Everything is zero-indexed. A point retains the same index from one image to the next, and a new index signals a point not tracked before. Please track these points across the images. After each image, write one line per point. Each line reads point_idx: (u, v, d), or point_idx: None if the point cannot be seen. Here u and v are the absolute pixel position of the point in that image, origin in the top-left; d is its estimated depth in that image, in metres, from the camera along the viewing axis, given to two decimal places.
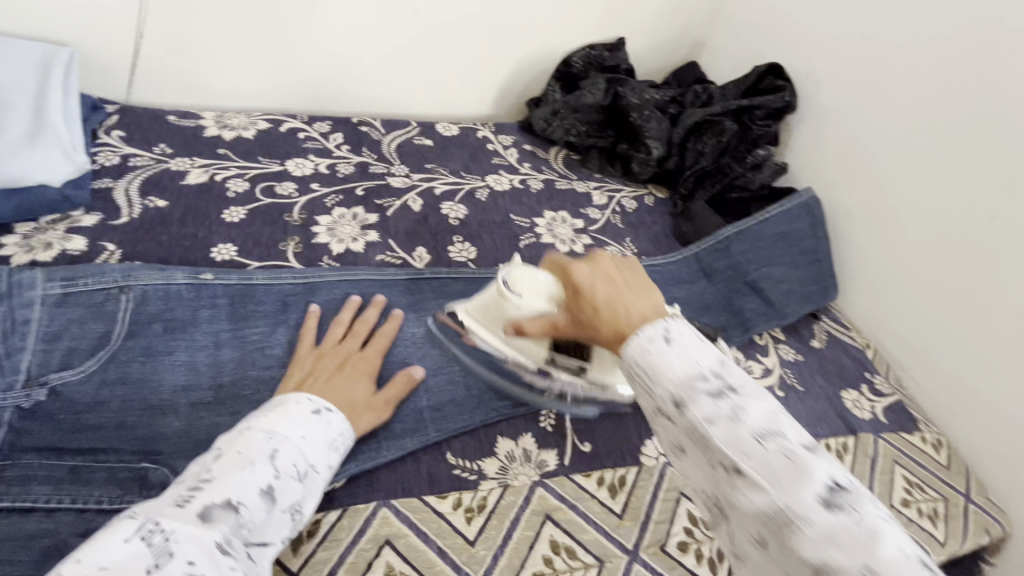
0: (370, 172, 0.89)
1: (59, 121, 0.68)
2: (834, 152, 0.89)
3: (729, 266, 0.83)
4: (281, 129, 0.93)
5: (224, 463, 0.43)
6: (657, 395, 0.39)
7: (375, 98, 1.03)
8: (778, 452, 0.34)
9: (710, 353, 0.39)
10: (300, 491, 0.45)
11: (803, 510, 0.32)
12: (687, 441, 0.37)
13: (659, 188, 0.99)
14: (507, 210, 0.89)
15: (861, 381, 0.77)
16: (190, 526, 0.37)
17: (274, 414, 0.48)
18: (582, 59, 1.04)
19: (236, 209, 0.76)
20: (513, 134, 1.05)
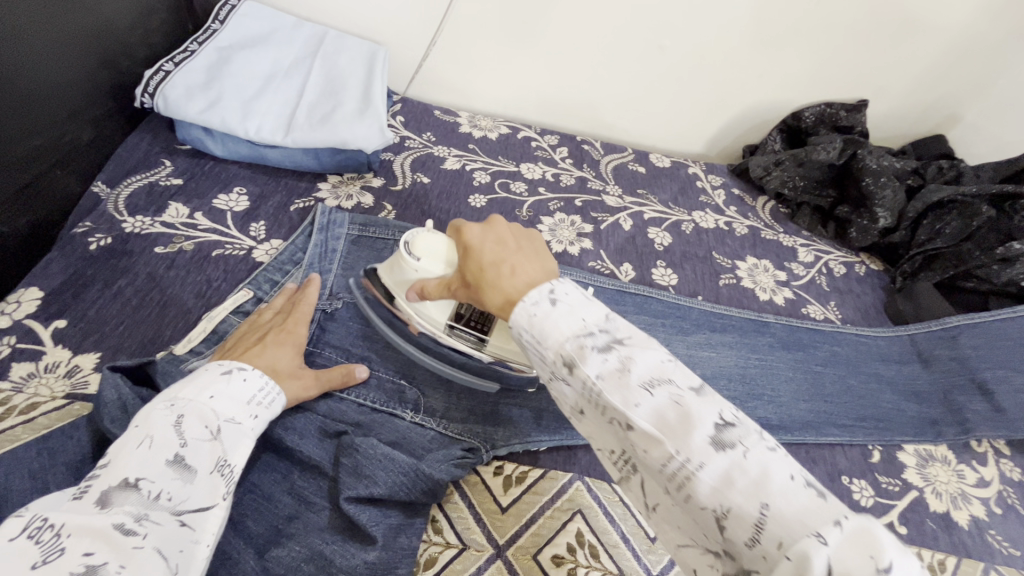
0: (588, 186, 0.98)
1: (374, 99, 0.85)
2: None
3: (953, 358, 0.77)
4: (518, 136, 1.06)
5: (116, 445, 0.40)
6: (549, 358, 0.43)
7: (599, 122, 1.12)
8: (665, 396, 0.37)
9: (599, 310, 0.44)
10: (220, 449, 0.44)
11: (692, 451, 0.35)
12: (529, 346, 0.44)
13: (874, 259, 0.94)
14: (711, 246, 0.91)
15: None
16: (83, 513, 0.35)
17: (175, 386, 0.47)
18: (815, 114, 1.03)
19: (480, 197, 0.89)
20: (723, 176, 1.07)
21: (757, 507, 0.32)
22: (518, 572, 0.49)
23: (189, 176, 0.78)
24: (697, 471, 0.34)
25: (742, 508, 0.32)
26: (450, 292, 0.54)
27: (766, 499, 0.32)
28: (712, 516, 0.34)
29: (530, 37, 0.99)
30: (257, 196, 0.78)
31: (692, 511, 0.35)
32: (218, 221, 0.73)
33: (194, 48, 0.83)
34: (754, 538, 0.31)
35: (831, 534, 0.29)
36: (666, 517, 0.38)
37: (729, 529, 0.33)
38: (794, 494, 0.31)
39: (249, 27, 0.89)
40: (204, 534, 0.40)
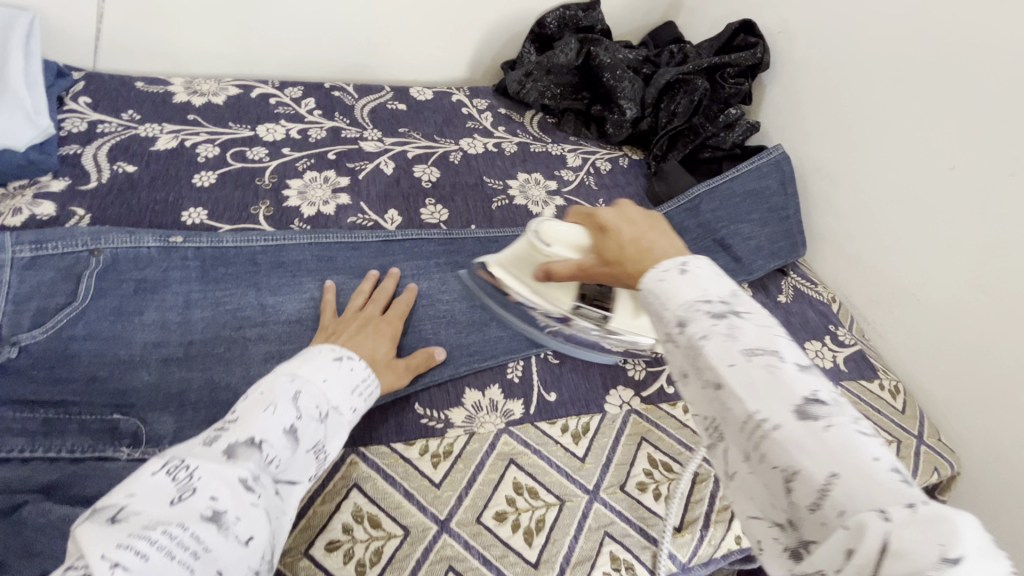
0: (342, 136, 0.89)
1: (18, 83, 0.69)
2: (808, 109, 0.89)
3: (700, 225, 0.85)
4: (252, 95, 0.92)
5: (248, 404, 0.42)
6: (665, 318, 0.39)
7: (347, 64, 1.02)
8: (763, 364, 0.34)
9: (723, 284, 0.39)
10: (320, 431, 0.45)
11: (772, 412, 0.33)
12: (648, 311, 0.41)
13: (634, 150, 1.00)
14: (481, 172, 0.89)
15: (824, 333, 0.79)
16: (215, 462, 0.37)
17: (296, 360, 0.49)
18: (556, 19, 1.03)
19: (207, 174, 0.76)
20: (487, 98, 1.04)
21: (827, 474, 0.30)
22: None
23: None
24: (772, 430, 0.33)
25: (809, 471, 0.31)
26: (584, 274, 0.52)
27: (836, 466, 0.30)
28: (781, 478, 0.32)
29: None
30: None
31: (759, 471, 0.34)
32: None
33: None
34: (818, 502, 0.30)
35: (898, 512, 0.27)
36: (736, 482, 0.35)
37: (795, 492, 0.32)
38: (880, 478, 0.29)
39: None
40: (290, 503, 0.42)
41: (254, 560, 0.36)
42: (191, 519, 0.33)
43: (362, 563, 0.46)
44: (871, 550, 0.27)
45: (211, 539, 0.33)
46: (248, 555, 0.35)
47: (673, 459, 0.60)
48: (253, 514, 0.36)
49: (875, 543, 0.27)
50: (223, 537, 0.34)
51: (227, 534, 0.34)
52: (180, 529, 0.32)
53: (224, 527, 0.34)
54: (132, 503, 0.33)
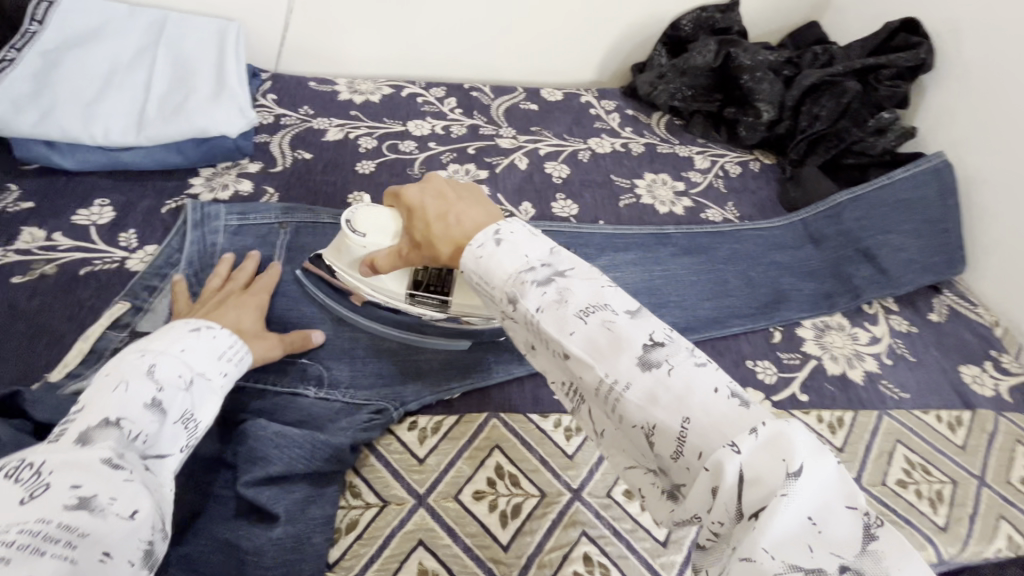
0: (481, 133, 0.96)
1: (230, 80, 0.81)
2: (979, 114, 0.81)
3: (839, 233, 0.81)
4: (402, 94, 1.02)
5: (98, 388, 0.44)
6: (497, 296, 0.45)
7: (484, 67, 1.09)
8: (600, 323, 0.40)
9: (541, 247, 0.45)
10: (184, 399, 0.46)
11: (621, 374, 0.38)
12: (481, 288, 0.46)
13: (767, 154, 0.97)
14: (609, 170, 0.92)
15: (984, 358, 0.72)
16: (64, 452, 0.38)
17: (152, 336, 0.50)
18: (692, 22, 1.02)
19: (368, 163, 0.86)
20: (616, 99, 1.06)
21: (680, 421, 0.36)
22: (442, 515, 0.50)
23: (38, 198, 0.72)
24: (625, 390, 0.38)
25: (665, 422, 0.36)
26: (402, 259, 0.55)
27: (688, 414, 0.36)
28: (643, 434, 0.38)
29: None
30: (122, 205, 0.73)
31: (627, 431, 0.39)
32: (80, 237, 0.68)
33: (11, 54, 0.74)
34: (679, 451, 0.36)
35: (747, 443, 0.32)
36: (612, 439, 0.42)
37: (657, 444, 0.37)
38: (709, 410, 0.35)
39: (75, 20, 0.81)
40: (168, 476, 0.43)
41: (145, 531, 0.38)
42: (48, 509, 0.34)
43: (505, 514, 0.51)
44: (732, 485, 0.32)
45: (83, 521, 0.35)
46: (137, 526, 0.37)
47: None
48: (126, 491, 0.38)
49: (732, 478, 0.32)
50: (101, 518, 0.36)
51: (101, 515, 0.36)
52: (41, 525, 0.33)
53: (96, 510, 0.36)
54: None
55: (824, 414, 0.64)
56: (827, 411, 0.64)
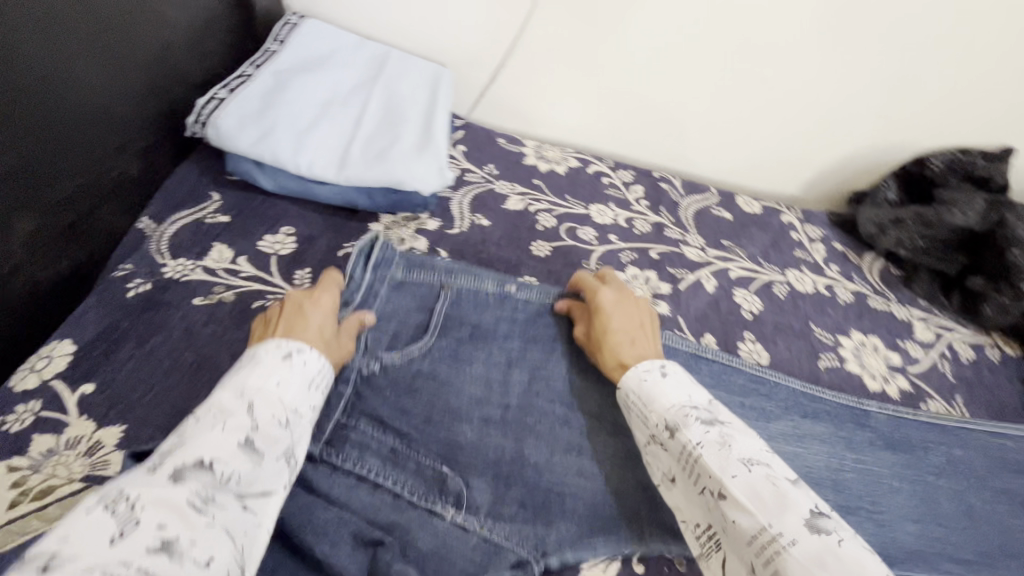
0: (666, 234, 0.86)
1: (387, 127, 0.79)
2: None
3: None
4: (589, 171, 0.95)
5: (192, 424, 0.44)
6: (653, 421, 0.54)
7: (670, 151, 1.00)
8: (764, 478, 0.47)
9: (700, 395, 0.56)
10: (285, 437, 0.46)
11: (789, 530, 0.43)
12: (640, 407, 0.56)
13: (1010, 343, 0.81)
14: (809, 316, 0.79)
15: None
16: (155, 487, 0.39)
17: (246, 360, 0.51)
18: (945, 161, 0.88)
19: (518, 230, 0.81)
20: (822, 227, 0.93)
21: None
22: None
23: (237, 214, 0.72)
24: (789, 546, 0.43)
25: None
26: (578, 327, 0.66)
27: None
28: None
29: (537, 71, 0.92)
30: (231, 220, 0.72)
31: None
32: (263, 267, 0.67)
33: (251, 73, 0.78)
34: None
35: None
36: None
37: None
38: None
39: (310, 47, 0.84)
40: (269, 515, 0.43)
41: None
42: (133, 553, 0.35)
43: None
44: None
45: (159, 567, 0.35)
46: (211, 574, 0.37)
47: None
48: (207, 535, 0.38)
49: None
50: (177, 565, 0.36)
51: (179, 557, 0.36)
52: (123, 570, 0.34)
53: (175, 553, 0.36)
54: (67, 550, 0.34)
55: None
56: None
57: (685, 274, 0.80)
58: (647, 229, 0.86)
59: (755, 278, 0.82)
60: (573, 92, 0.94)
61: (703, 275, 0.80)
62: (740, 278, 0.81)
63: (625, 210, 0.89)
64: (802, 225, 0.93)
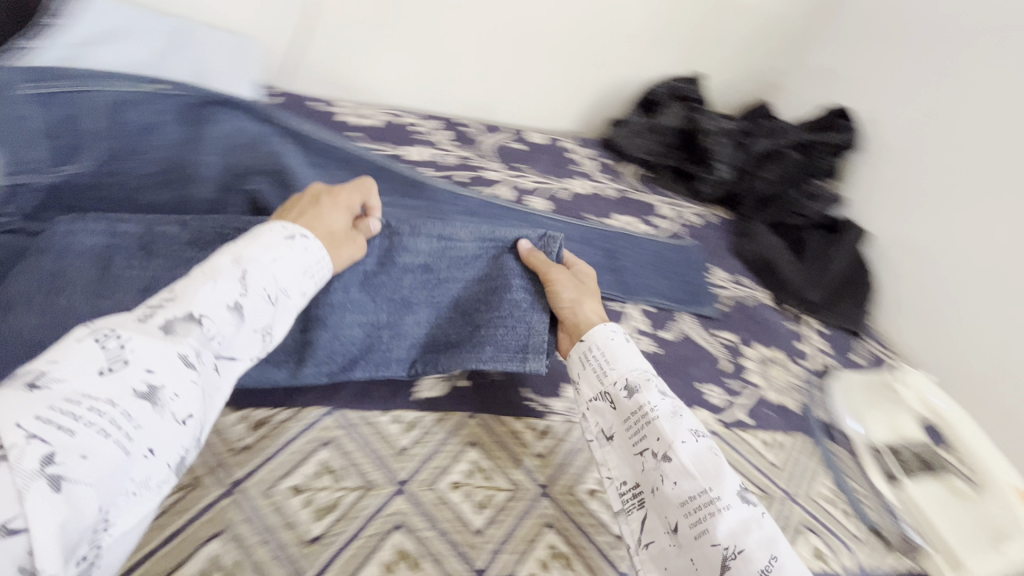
0: (469, 164, 1.04)
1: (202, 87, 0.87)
2: (885, 189, 1.02)
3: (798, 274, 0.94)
4: (398, 123, 1.09)
5: (185, 286, 0.41)
6: (612, 377, 0.56)
7: (469, 104, 1.19)
8: (691, 434, 0.51)
9: (642, 365, 0.57)
10: (271, 315, 0.44)
11: (698, 482, 0.47)
12: (596, 364, 0.57)
13: (723, 208, 1.10)
14: (583, 209, 1.02)
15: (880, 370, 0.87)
16: (149, 336, 0.37)
17: (246, 241, 0.47)
18: (665, 89, 1.18)
19: None
20: (592, 148, 1.19)
21: (733, 545, 0.43)
22: (419, 502, 0.53)
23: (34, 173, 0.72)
24: (723, 507, 0.45)
25: (722, 537, 0.44)
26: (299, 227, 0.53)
27: (729, 503, 0.46)
28: (720, 553, 0.44)
29: (338, 43, 1.05)
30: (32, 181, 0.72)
31: (689, 551, 0.46)
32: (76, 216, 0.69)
33: (34, 41, 0.78)
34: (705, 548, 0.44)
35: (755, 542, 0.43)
36: (658, 555, 0.48)
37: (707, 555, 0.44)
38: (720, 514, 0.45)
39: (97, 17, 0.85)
40: (227, 382, 0.42)
41: (186, 438, 0.37)
42: (90, 384, 0.33)
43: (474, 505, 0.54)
44: None
45: (143, 413, 0.34)
46: (182, 431, 0.36)
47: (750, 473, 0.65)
48: (190, 390, 0.37)
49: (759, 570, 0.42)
50: (158, 414, 0.35)
51: (160, 408, 0.35)
52: (107, 406, 0.33)
53: (157, 404, 0.35)
54: (57, 368, 0.33)
55: None
56: None
57: (485, 189, 0.98)
58: (453, 161, 1.03)
59: (542, 187, 1.04)
60: (375, 59, 1.09)
61: (501, 188, 1.00)
62: (530, 188, 1.02)
63: (433, 149, 1.05)
64: (577, 148, 1.18)
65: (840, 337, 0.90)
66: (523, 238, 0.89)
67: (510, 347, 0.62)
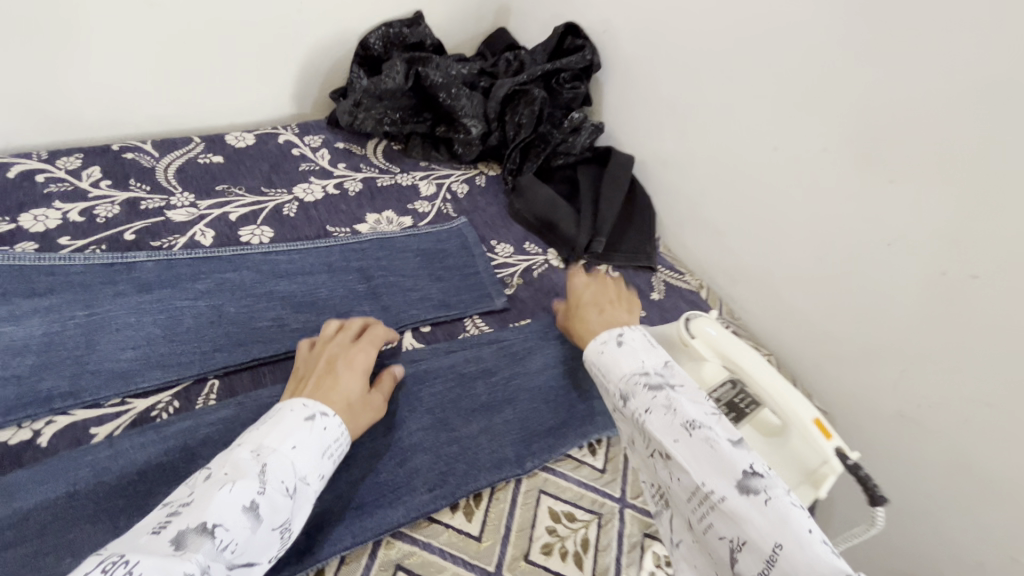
0: (142, 208, 0.74)
1: None
2: (637, 103, 0.93)
3: (578, 228, 0.84)
4: (8, 175, 0.73)
5: (207, 484, 0.40)
6: (611, 389, 0.54)
7: (125, 116, 0.86)
8: (703, 439, 0.46)
9: (657, 357, 0.54)
10: (289, 509, 0.42)
11: (716, 486, 0.44)
12: (601, 379, 0.55)
13: (490, 166, 0.97)
14: (324, 221, 0.80)
15: (678, 301, 0.84)
16: (159, 555, 0.34)
17: (264, 427, 0.46)
18: (381, 39, 0.96)
19: None
20: (322, 133, 0.95)
21: (772, 546, 0.41)
22: None
23: None
24: (720, 501, 0.44)
25: (758, 541, 0.41)
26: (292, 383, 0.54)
27: (778, 539, 0.40)
28: (732, 548, 0.43)
29: None
30: None
31: (708, 544, 0.45)
32: None
33: None
34: (761, 567, 0.41)
35: None
36: (687, 553, 0.48)
37: (742, 561, 0.42)
38: (756, 512, 0.42)
39: None
40: None
41: None
42: None
43: None
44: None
45: None
46: None
47: (574, 504, 0.56)
48: None
49: None
50: None
51: None
52: None
53: None
54: None
55: (525, 546, 0.52)
56: (517, 540, 0.52)
57: (174, 240, 0.71)
58: (115, 211, 0.73)
59: (261, 209, 0.79)
60: None
61: (197, 231, 0.73)
62: (242, 216, 0.77)
63: (76, 201, 0.72)
64: (300, 138, 0.93)
65: (636, 278, 0.85)
66: (238, 299, 0.65)
67: (465, 457, 0.56)
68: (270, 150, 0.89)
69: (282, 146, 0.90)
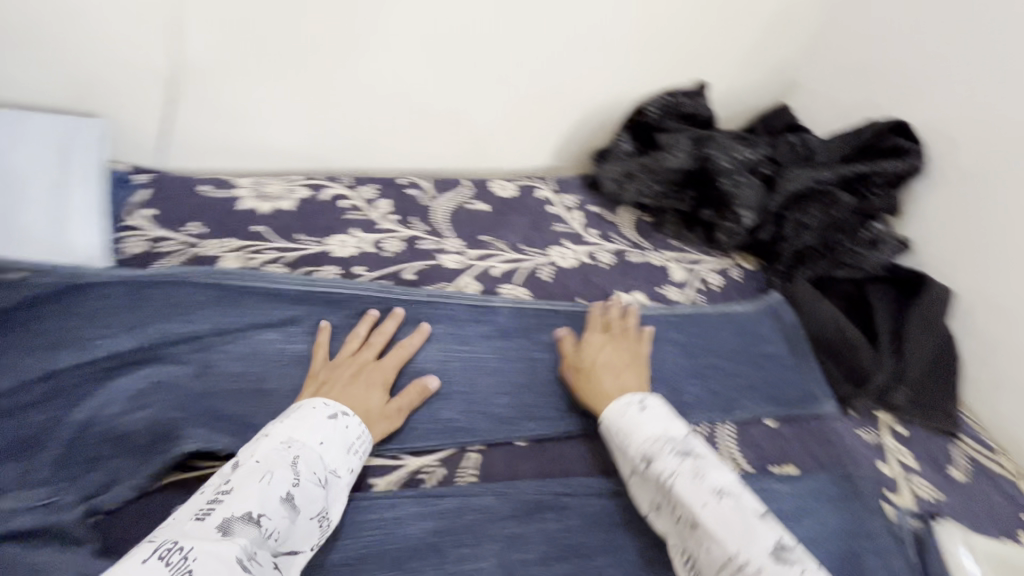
0: (419, 247, 0.79)
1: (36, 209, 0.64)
2: (963, 225, 0.76)
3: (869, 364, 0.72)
4: (322, 198, 0.83)
5: (245, 472, 0.45)
6: (630, 453, 0.54)
7: (411, 153, 0.93)
8: (728, 503, 0.46)
9: (677, 426, 0.54)
10: (320, 497, 0.47)
11: (753, 555, 0.43)
12: (620, 442, 0.55)
13: (748, 259, 0.87)
14: (575, 292, 0.78)
15: (990, 488, 0.65)
16: (213, 542, 0.39)
17: (292, 419, 0.51)
18: (659, 107, 0.93)
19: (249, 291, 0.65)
20: (577, 194, 0.93)
21: None
22: None
23: None
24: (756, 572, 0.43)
25: None
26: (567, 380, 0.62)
27: None
28: None
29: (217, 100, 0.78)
30: None
31: None
32: None
33: None
34: None
35: None
36: None
37: None
38: None
39: None
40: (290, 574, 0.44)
41: None
42: None
43: None
44: None
45: None
46: None
47: None
48: None
49: None
50: None
51: None
52: None
53: None
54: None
55: None
56: None
57: (444, 288, 0.74)
58: (398, 248, 0.78)
59: (519, 268, 0.79)
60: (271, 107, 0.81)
61: (464, 282, 0.75)
62: (503, 273, 0.78)
63: (369, 232, 0.79)
64: (556, 196, 0.92)
65: (931, 443, 0.68)
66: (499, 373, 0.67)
67: None
68: (528, 205, 0.90)
69: (539, 202, 0.91)
